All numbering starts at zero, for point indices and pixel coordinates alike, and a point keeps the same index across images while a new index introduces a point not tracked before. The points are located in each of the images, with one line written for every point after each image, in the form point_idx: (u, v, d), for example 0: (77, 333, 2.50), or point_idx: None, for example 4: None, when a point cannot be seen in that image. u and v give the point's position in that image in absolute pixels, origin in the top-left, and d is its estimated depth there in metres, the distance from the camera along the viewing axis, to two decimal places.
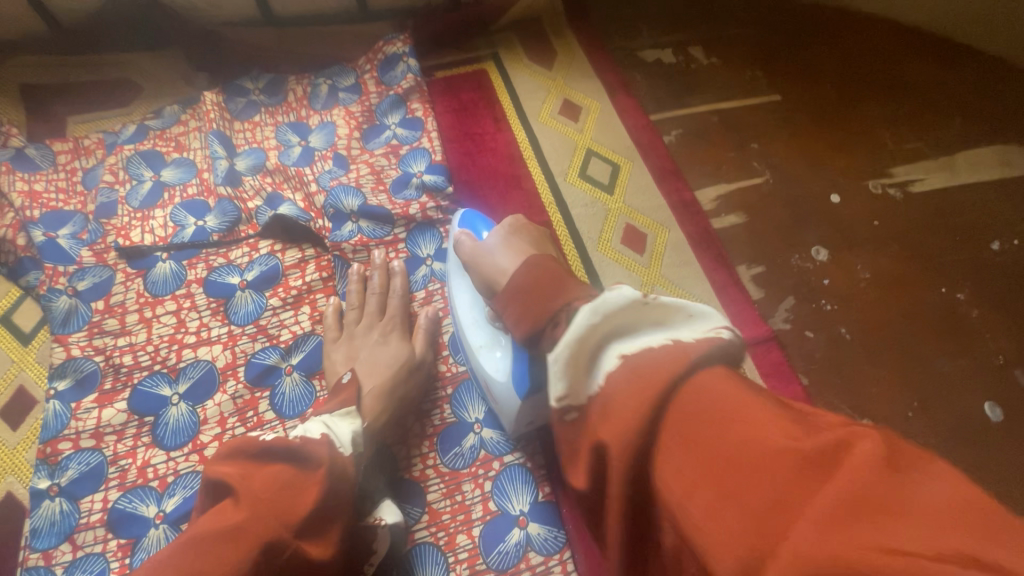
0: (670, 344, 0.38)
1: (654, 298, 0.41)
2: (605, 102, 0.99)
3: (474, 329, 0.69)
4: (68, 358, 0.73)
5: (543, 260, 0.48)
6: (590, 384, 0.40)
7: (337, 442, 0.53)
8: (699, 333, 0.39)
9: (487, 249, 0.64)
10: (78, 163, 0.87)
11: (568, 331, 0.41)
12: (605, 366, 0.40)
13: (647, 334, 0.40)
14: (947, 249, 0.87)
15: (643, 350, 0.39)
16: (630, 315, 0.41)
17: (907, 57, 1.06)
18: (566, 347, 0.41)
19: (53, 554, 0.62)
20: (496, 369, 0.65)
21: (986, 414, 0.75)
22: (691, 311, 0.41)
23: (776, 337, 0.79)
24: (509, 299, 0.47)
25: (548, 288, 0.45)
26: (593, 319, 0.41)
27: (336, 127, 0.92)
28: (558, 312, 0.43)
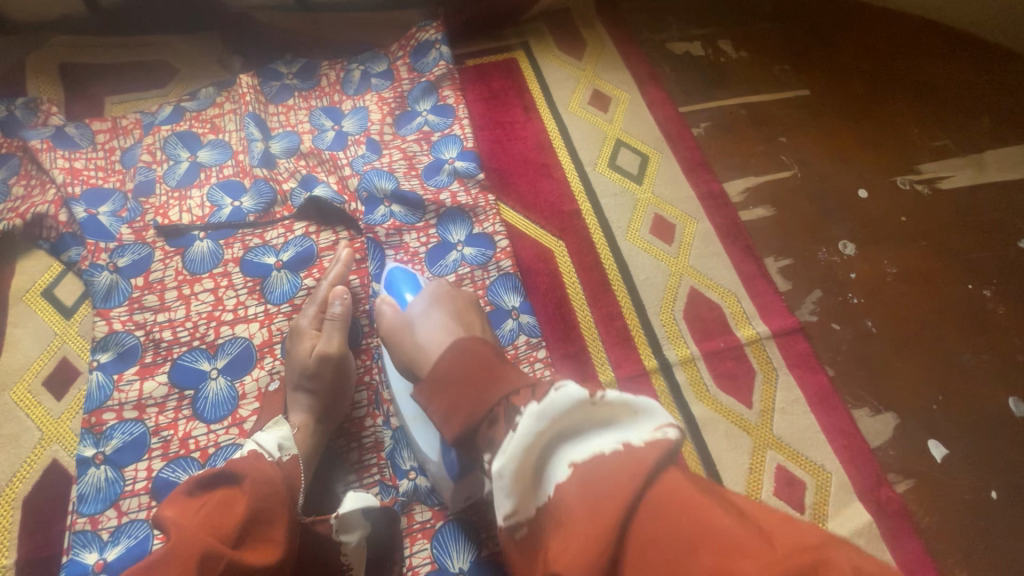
0: (620, 447, 0.40)
1: (600, 397, 0.43)
2: (634, 93, 1.00)
3: (405, 400, 0.68)
4: (110, 332, 0.74)
5: (470, 345, 0.48)
6: (539, 495, 0.43)
7: (264, 452, 0.58)
8: (645, 434, 0.40)
9: (416, 316, 0.62)
10: (116, 142, 0.88)
11: (513, 442, 0.43)
12: (555, 476, 0.42)
13: (596, 436, 0.42)
14: (974, 246, 0.87)
15: (592, 458, 0.40)
16: (578, 417, 0.43)
17: (936, 55, 1.06)
18: (510, 459, 0.43)
19: (99, 519, 0.65)
20: (428, 445, 0.65)
21: (1010, 409, 0.76)
22: (636, 405, 0.43)
23: (803, 329, 0.80)
24: (433, 389, 0.48)
25: (477, 379, 0.46)
26: (540, 426, 0.43)
27: (368, 113, 0.93)
28: (495, 408, 0.45)
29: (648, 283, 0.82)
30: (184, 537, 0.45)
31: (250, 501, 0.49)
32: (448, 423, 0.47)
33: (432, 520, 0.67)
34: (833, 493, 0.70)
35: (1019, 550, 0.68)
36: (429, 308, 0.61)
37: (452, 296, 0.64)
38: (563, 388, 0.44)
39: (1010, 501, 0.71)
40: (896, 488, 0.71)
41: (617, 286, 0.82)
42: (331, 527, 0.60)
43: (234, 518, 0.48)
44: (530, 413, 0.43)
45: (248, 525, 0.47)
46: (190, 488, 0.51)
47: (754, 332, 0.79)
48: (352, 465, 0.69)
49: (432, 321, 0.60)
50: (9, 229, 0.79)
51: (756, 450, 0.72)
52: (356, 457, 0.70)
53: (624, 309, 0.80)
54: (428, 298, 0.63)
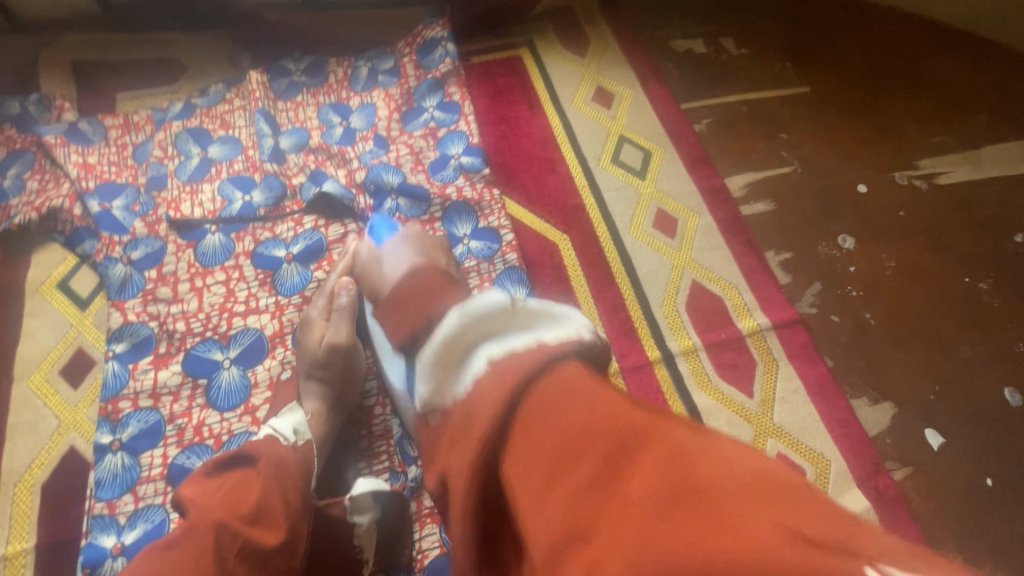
0: (533, 344, 0.40)
1: (522, 304, 0.44)
2: (637, 90, 1.01)
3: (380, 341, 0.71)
4: (125, 323, 0.76)
5: (423, 275, 0.53)
6: (454, 383, 0.42)
7: (279, 436, 0.60)
8: (561, 333, 0.41)
9: (385, 251, 0.69)
10: (128, 138, 0.89)
11: (438, 338, 0.45)
12: (471, 365, 0.41)
13: (511, 334, 0.41)
14: (971, 240, 0.89)
15: (506, 351, 0.40)
16: (500, 319, 0.43)
17: (935, 53, 1.07)
18: (432, 353, 0.44)
19: (116, 504, 0.66)
20: (397, 379, 0.65)
21: (1006, 400, 0.78)
22: (559, 313, 0.43)
23: (803, 320, 0.81)
24: (388, 309, 0.53)
25: (421, 299, 0.50)
26: (463, 325, 0.44)
27: (375, 109, 0.94)
28: (432, 318, 0.48)
29: (651, 276, 0.84)
30: (204, 516, 0.47)
31: (265, 483, 0.51)
32: (394, 331, 0.51)
33: (440, 506, 0.69)
34: (832, 481, 0.72)
35: (1013, 536, 0.70)
36: (398, 244, 0.69)
37: (420, 237, 0.72)
38: (489, 295, 0.45)
39: (1005, 488, 0.72)
40: (894, 475, 0.72)
41: (620, 278, 0.84)
42: (346, 510, 0.62)
43: (252, 499, 0.49)
44: (453, 314, 0.45)
45: (265, 506, 0.49)
46: (207, 469, 0.53)
47: (755, 324, 0.81)
48: (362, 452, 0.71)
49: (399, 257, 0.67)
50: (25, 222, 0.81)
51: (756, 439, 0.74)
52: (365, 444, 0.72)
53: (628, 301, 0.82)
54: (400, 236, 0.71)
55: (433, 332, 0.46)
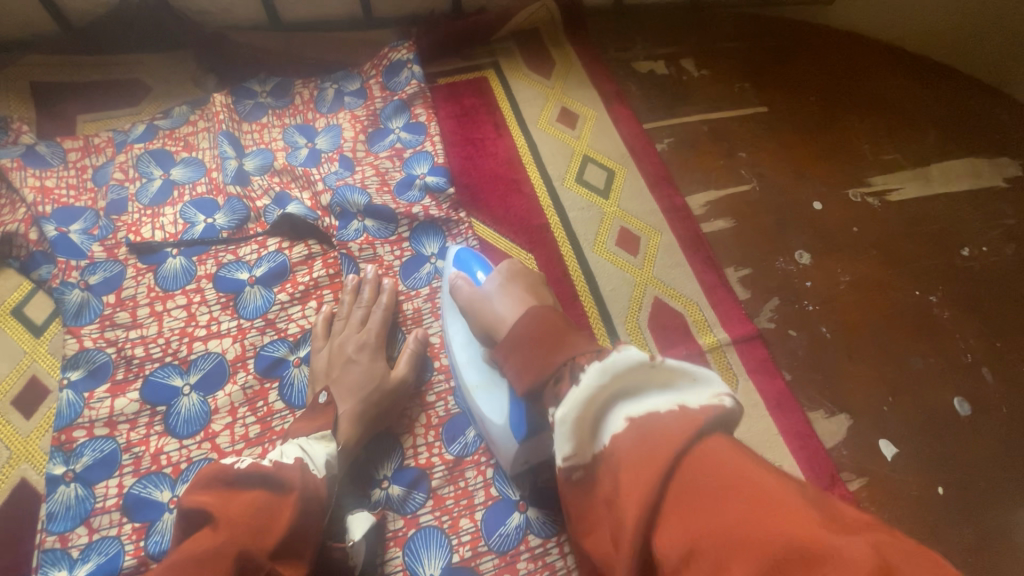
0: (677, 408, 0.43)
1: (661, 363, 0.46)
2: (601, 110, 1.03)
3: (468, 369, 0.72)
4: (81, 350, 0.75)
5: (542, 312, 0.55)
6: (595, 444, 0.45)
7: (310, 464, 0.58)
8: (704, 399, 0.43)
9: (490, 295, 0.67)
10: (88, 161, 0.89)
11: (577, 392, 0.46)
12: (612, 427, 0.44)
13: (655, 396, 0.45)
14: (921, 254, 0.92)
15: (649, 414, 0.43)
16: (640, 376, 0.46)
17: (885, 73, 1.12)
18: (574, 407, 0.46)
19: (69, 537, 0.65)
20: (492, 410, 0.68)
21: (955, 408, 0.80)
22: (697, 375, 0.46)
23: (761, 335, 0.83)
24: (511, 349, 0.54)
25: (548, 343, 0.52)
26: (602, 379, 0.46)
27: (341, 130, 0.95)
28: (560, 368, 0.50)
29: (614, 294, 0.85)
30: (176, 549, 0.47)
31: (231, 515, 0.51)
32: (522, 376, 0.52)
33: (404, 528, 0.68)
34: None
35: (964, 543, 0.72)
36: (505, 283, 0.67)
37: (522, 273, 0.69)
38: (626, 350, 0.47)
39: (956, 496, 0.75)
40: (850, 486, 0.74)
41: (584, 296, 0.85)
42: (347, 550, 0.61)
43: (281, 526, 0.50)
44: (593, 368, 0.47)
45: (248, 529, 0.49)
46: None
47: (715, 339, 0.82)
48: (346, 484, 0.70)
49: (507, 296, 0.66)
50: None
51: None
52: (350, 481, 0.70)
53: (592, 319, 0.83)
54: (503, 276, 0.68)
55: (570, 386, 0.48)
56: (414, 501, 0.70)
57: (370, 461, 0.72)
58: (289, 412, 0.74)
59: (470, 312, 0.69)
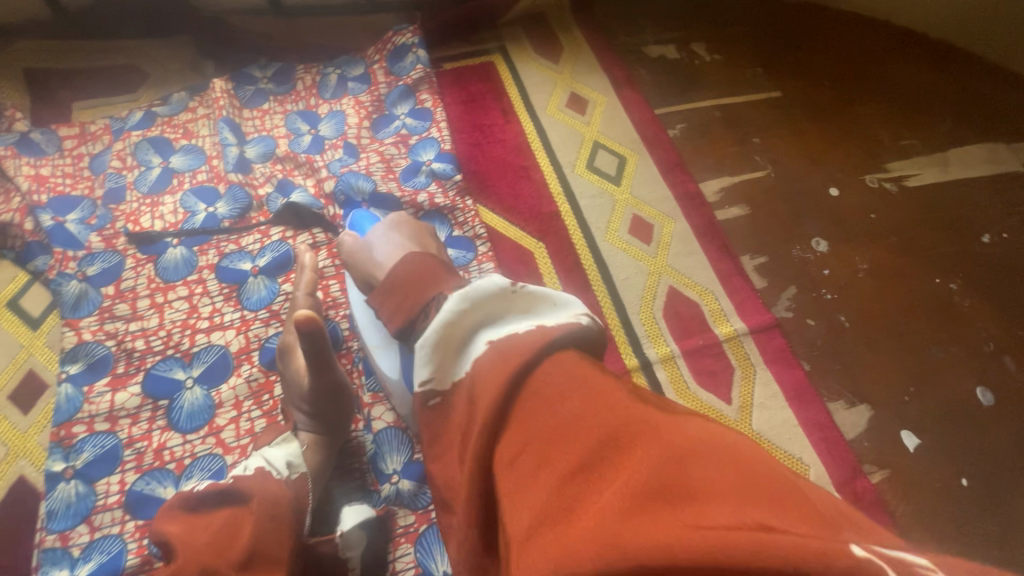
0: (535, 328, 0.41)
1: (521, 288, 0.44)
2: (611, 96, 1.01)
3: (367, 330, 0.69)
4: (80, 343, 0.72)
5: (419, 257, 0.50)
6: (455, 370, 0.42)
7: (272, 471, 0.56)
8: (561, 319, 0.42)
9: (374, 241, 0.63)
10: (84, 149, 0.86)
11: (438, 320, 0.44)
12: (472, 353, 0.42)
13: (514, 319, 0.42)
14: (941, 241, 0.90)
15: (508, 335, 0.41)
16: (499, 303, 0.44)
17: (900, 57, 1.09)
18: (434, 334, 0.43)
19: (70, 535, 0.63)
20: (391, 367, 0.65)
21: (978, 399, 0.78)
22: (557, 299, 0.44)
23: (779, 325, 0.81)
24: (383, 296, 0.50)
25: (418, 282, 0.48)
26: (463, 308, 0.43)
27: (345, 116, 0.92)
28: (429, 303, 0.47)
29: (628, 283, 0.83)
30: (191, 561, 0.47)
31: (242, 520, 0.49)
32: (393, 317, 0.49)
33: (415, 524, 0.66)
34: None
35: (990, 536, 0.70)
36: (388, 232, 0.63)
37: (407, 223, 0.65)
38: (488, 277, 0.45)
39: (980, 488, 0.73)
40: (872, 479, 0.72)
41: (597, 286, 0.83)
42: (336, 545, 0.60)
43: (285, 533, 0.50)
44: (454, 297, 0.44)
45: (260, 544, 0.49)
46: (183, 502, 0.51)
47: (732, 330, 0.80)
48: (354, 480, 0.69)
49: (391, 243, 0.62)
50: None
51: None
52: (341, 461, 0.69)
53: (605, 309, 0.81)
54: (387, 224, 0.65)
55: (434, 315, 0.45)
56: (425, 495, 0.68)
57: (379, 451, 0.70)
58: None
59: (354, 262, 0.65)
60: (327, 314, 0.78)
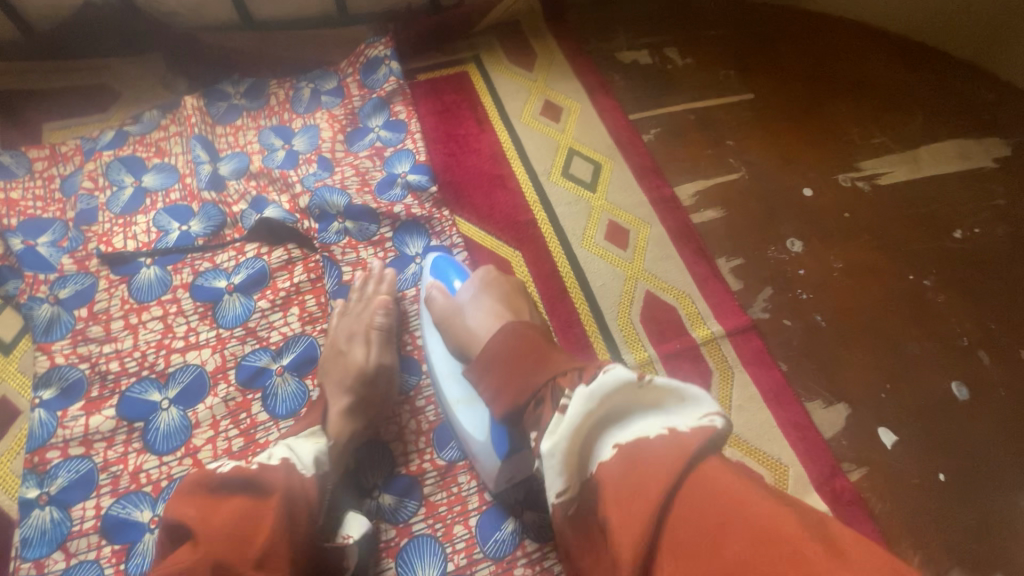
0: (667, 433, 0.42)
1: (649, 380, 0.44)
2: (585, 102, 1.01)
3: (449, 382, 0.70)
4: (53, 367, 0.72)
5: (519, 328, 0.55)
6: (585, 470, 0.44)
7: (298, 464, 0.56)
8: (693, 421, 0.42)
9: (465, 303, 0.67)
10: (55, 170, 0.86)
11: (562, 422, 0.45)
12: (602, 455, 0.44)
13: (641, 418, 0.44)
14: (914, 238, 0.91)
15: (638, 441, 0.42)
16: (627, 399, 0.45)
17: (869, 57, 1.10)
18: (564, 439, 0.44)
19: (45, 562, 0.62)
20: (473, 426, 0.67)
21: (954, 395, 0.79)
22: (686, 391, 0.44)
23: (755, 326, 0.82)
24: (484, 368, 0.55)
25: (525, 359, 0.52)
26: (589, 406, 0.44)
27: (319, 130, 0.92)
28: (541, 390, 0.50)
29: (605, 289, 0.83)
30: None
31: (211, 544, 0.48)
32: (499, 399, 0.53)
33: (396, 539, 0.66)
34: (791, 486, 0.71)
35: (968, 530, 0.71)
36: (478, 294, 0.67)
37: (498, 281, 0.69)
38: (611, 371, 0.45)
39: (958, 483, 0.74)
40: (850, 477, 0.73)
41: (574, 293, 0.83)
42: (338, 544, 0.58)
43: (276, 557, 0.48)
44: (578, 395, 0.45)
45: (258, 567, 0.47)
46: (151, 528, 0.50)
47: (709, 332, 0.81)
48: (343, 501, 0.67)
49: (481, 308, 0.66)
50: None
51: None
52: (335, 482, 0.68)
53: (582, 316, 0.81)
54: (478, 284, 0.68)
55: (554, 412, 0.46)
56: (406, 509, 0.68)
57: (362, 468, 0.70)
58: (272, 422, 0.71)
59: (444, 325, 0.69)
60: (303, 329, 0.77)
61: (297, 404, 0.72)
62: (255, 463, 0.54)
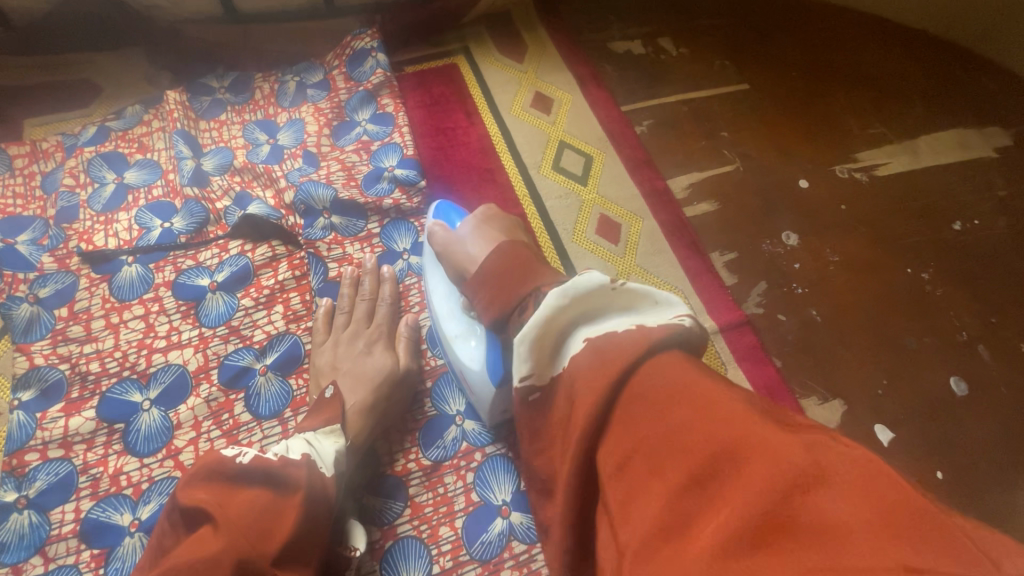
0: (635, 328, 0.41)
1: (623, 284, 0.44)
2: (577, 94, 0.99)
3: (447, 320, 0.67)
4: (32, 367, 0.71)
5: (513, 248, 0.52)
6: (554, 366, 0.43)
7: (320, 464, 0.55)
8: (664, 320, 0.41)
9: (463, 237, 0.64)
10: (36, 167, 0.84)
11: (536, 314, 0.44)
12: (571, 350, 0.43)
13: (613, 318, 0.43)
14: (912, 230, 0.89)
15: (606, 334, 0.41)
16: (600, 299, 0.44)
17: (867, 45, 1.08)
18: (535, 327, 0.43)
19: (23, 567, 0.61)
20: (469, 358, 0.63)
21: (952, 391, 0.77)
22: (656, 296, 0.44)
23: (749, 321, 0.80)
24: (480, 284, 0.51)
25: (516, 275, 0.49)
26: (563, 301, 0.44)
27: (304, 124, 0.90)
28: (527, 296, 0.47)
29: None
30: None
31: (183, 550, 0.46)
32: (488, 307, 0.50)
33: (381, 540, 0.65)
34: None
35: None
36: (478, 229, 0.64)
37: (499, 217, 0.66)
38: (589, 273, 0.45)
39: (955, 481, 0.72)
40: None
41: None
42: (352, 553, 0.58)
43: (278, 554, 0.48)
44: (552, 292, 0.44)
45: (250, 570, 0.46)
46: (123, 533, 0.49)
47: (702, 328, 0.79)
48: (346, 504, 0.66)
49: (482, 238, 0.63)
50: None
51: None
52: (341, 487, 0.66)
53: None
54: (478, 219, 0.65)
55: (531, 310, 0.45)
56: (392, 510, 0.66)
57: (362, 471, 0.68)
58: (256, 423, 0.70)
59: (445, 257, 0.65)
60: (287, 328, 0.76)
61: (282, 405, 0.71)
62: (277, 458, 0.53)
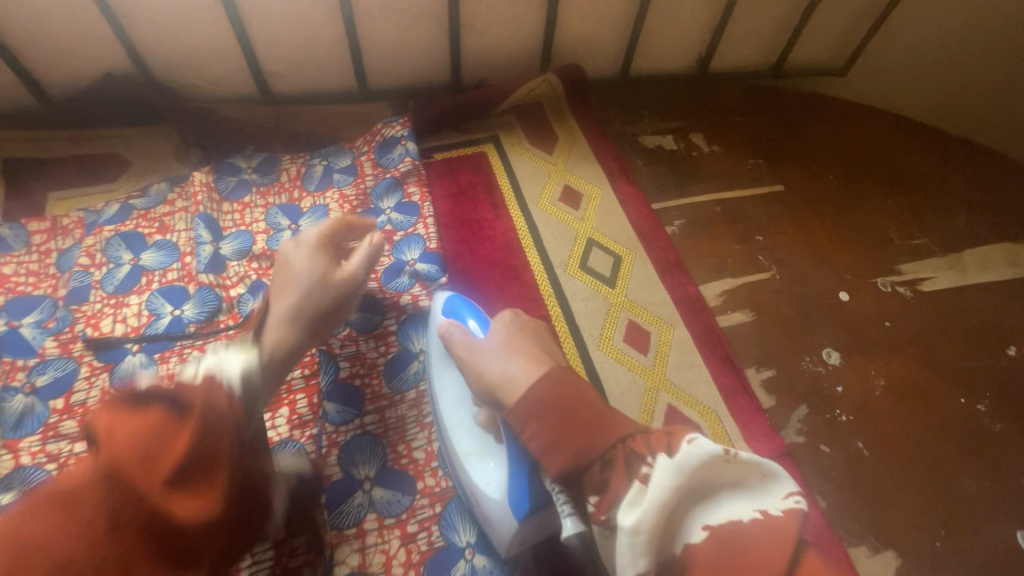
0: (759, 517, 0.43)
1: (735, 457, 0.45)
2: (607, 189, 0.97)
3: (460, 433, 0.65)
4: (16, 467, 0.66)
5: (562, 377, 0.52)
6: (675, 546, 0.43)
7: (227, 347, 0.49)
8: (779, 503, 0.43)
9: (487, 352, 0.60)
10: (53, 244, 0.82)
11: (652, 494, 0.43)
12: (693, 535, 0.43)
13: (730, 499, 0.44)
14: (964, 354, 0.83)
15: (731, 524, 0.43)
16: (713, 473, 0.45)
17: (905, 149, 1.06)
18: (649, 512, 0.43)
19: None
20: (487, 482, 0.60)
21: (1020, 548, 0.69)
22: (766, 469, 0.45)
23: (789, 452, 0.73)
24: (530, 416, 0.51)
25: (580, 418, 0.49)
26: (679, 481, 0.44)
27: (328, 211, 0.89)
28: (608, 454, 0.48)
29: (623, 400, 0.76)
30: None
31: None
32: (552, 454, 0.49)
33: None
34: None
35: None
36: (508, 337, 0.61)
37: (527, 325, 0.64)
38: (696, 441, 0.45)
39: None
40: None
41: None
42: None
43: None
44: (664, 467, 0.44)
45: None
46: None
47: None
48: None
49: (514, 351, 0.59)
50: None
51: None
52: None
53: None
54: (508, 328, 0.62)
55: (632, 483, 0.45)
56: None
57: None
58: None
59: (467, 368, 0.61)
60: (291, 435, 0.70)
61: None
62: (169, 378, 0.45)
